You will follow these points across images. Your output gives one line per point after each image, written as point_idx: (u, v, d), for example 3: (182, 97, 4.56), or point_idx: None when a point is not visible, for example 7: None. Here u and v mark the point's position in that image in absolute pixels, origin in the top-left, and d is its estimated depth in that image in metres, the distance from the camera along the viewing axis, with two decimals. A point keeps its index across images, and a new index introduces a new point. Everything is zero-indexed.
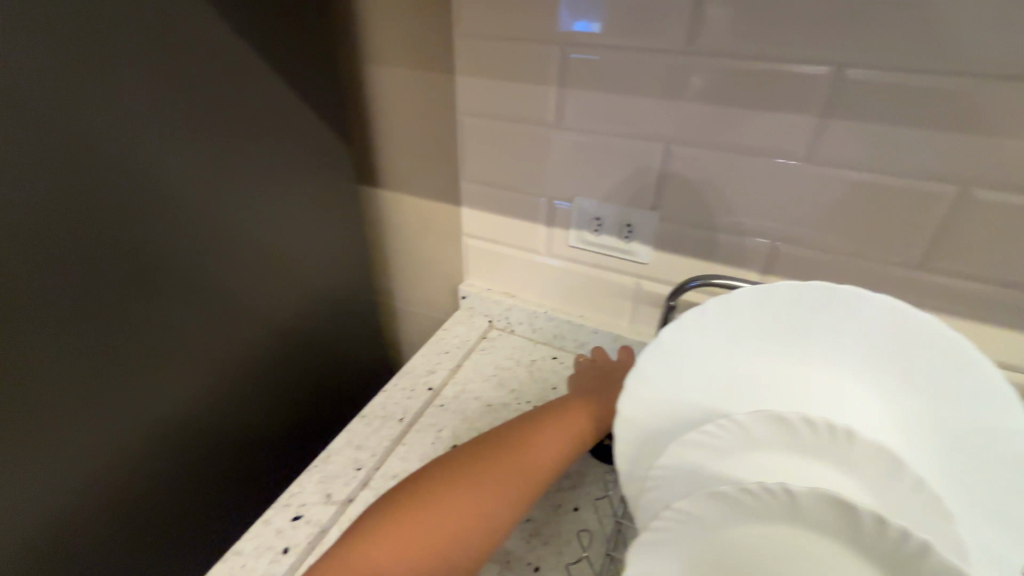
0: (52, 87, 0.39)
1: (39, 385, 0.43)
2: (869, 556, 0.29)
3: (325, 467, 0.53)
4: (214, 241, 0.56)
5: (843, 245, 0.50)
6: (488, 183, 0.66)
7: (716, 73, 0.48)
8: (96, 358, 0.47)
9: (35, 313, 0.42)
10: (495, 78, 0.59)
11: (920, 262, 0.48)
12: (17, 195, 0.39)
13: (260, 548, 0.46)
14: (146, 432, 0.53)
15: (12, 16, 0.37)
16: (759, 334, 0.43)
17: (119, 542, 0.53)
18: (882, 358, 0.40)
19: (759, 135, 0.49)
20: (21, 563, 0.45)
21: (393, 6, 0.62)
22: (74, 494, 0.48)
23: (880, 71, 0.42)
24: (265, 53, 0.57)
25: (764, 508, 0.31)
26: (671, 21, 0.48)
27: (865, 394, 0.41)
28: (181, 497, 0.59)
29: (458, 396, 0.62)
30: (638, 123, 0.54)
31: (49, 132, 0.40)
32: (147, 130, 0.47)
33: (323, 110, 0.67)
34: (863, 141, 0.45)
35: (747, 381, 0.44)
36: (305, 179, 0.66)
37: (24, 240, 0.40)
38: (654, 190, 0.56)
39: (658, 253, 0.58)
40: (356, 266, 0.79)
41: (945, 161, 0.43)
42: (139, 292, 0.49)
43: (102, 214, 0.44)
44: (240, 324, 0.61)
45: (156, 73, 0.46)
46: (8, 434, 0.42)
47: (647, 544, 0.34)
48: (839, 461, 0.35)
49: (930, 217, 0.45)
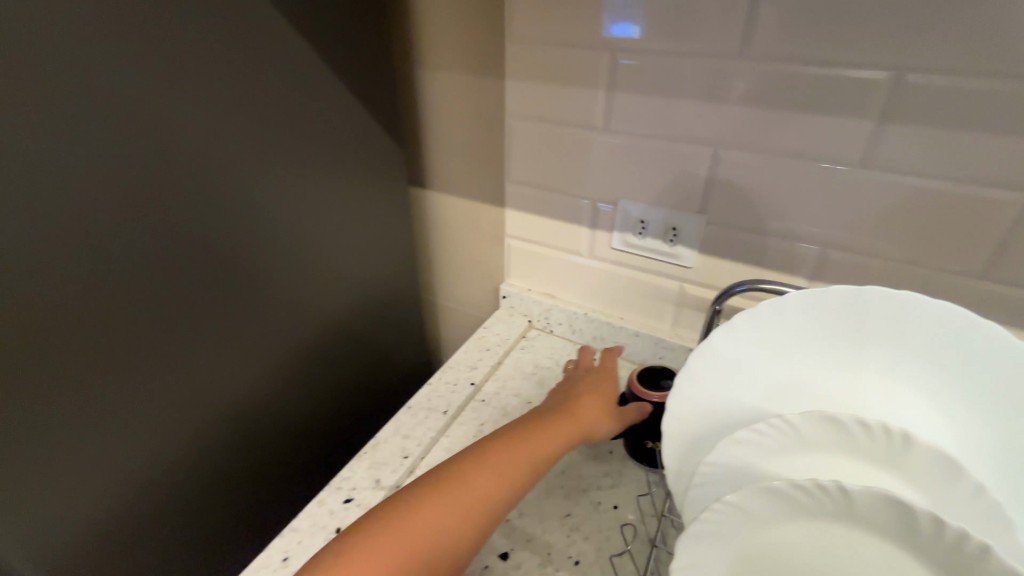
0: (233, 129, 0.56)
1: (196, 341, 0.58)
2: (929, 558, 0.26)
3: (375, 456, 0.63)
4: (281, 233, 0.65)
5: (900, 253, 0.55)
6: (537, 187, 0.76)
7: (763, 75, 0.54)
8: (230, 325, 0.61)
9: (177, 286, 0.54)
10: (549, 88, 0.67)
11: (981, 272, 0.52)
12: (187, 201, 0.53)
13: (315, 526, 0.55)
14: (247, 394, 0.66)
15: (219, 67, 0.53)
16: (808, 339, 0.42)
17: (224, 482, 0.66)
18: (936, 363, 0.38)
19: (809, 140, 0.54)
20: (154, 488, 0.58)
21: (451, 21, 0.72)
22: (202, 435, 0.62)
23: (937, 74, 0.47)
24: (370, 79, 0.73)
25: (816, 507, 0.28)
26: (726, 22, 0.53)
27: (915, 403, 0.39)
28: (267, 457, 0.72)
29: (497, 394, 0.72)
30: (684, 127, 0.60)
31: (214, 165, 0.55)
32: (287, 156, 0.63)
33: (382, 111, 0.77)
34: (921, 148, 0.50)
35: (795, 387, 0.42)
36: (381, 177, 0.80)
37: (178, 232, 0.53)
38: (700, 195, 0.63)
39: (701, 257, 0.66)
40: (398, 260, 0.89)
41: (1003, 168, 0.47)
42: (217, 270, 0.58)
43: (196, 210, 0.54)
44: (326, 310, 0.75)
45: (305, 108, 0.64)
46: (173, 377, 0.57)
47: (697, 536, 0.30)
48: (895, 467, 0.31)
49: (997, 222, 0.49)
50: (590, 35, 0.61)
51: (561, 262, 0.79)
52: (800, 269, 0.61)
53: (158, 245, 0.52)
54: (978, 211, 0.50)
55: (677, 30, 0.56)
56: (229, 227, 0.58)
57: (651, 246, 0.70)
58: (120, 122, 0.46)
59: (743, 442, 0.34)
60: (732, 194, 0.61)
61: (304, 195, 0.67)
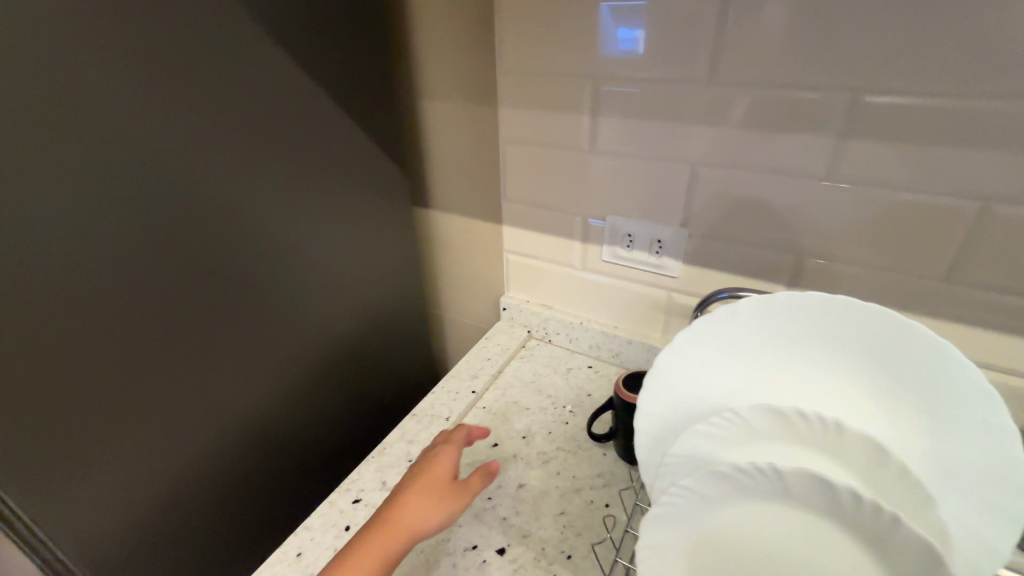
0: (255, 159, 0.61)
1: (224, 351, 0.63)
2: (854, 530, 0.30)
3: (382, 459, 0.67)
4: (299, 249, 0.71)
5: (869, 260, 0.58)
6: (532, 204, 0.81)
7: (734, 97, 0.58)
8: (252, 336, 0.66)
9: (207, 298, 0.60)
10: (541, 113, 0.72)
11: (946, 277, 0.55)
12: (217, 222, 0.59)
13: (326, 524, 0.59)
14: (269, 399, 0.71)
15: (242, 107, 0.59)
16: (765, 341, 0.45)
17: (250, 483, 0.71)
18: (880, 363, 0.41)
19: (780, 156, 0.58)
20: (188, 488, 0.63)
21: (446, 55, 0.78)
22: (230, 438, 0.67)
23: (893, 95, 0.50)
24: (378, 111, 0.80)
25: (757, 487, 0.32)
26: (698, 51, 0.58)
27: (863, 398, 0.42)
28: (289, 457, 0.77)
29: (497, 400, 0.77)
30: (665, 146, 0.65)
31: (241, 190, 0.60)
32: (303, 181, 0.69)
33: (389, 139, 0.83)
34: (881, 163, 0.53)
35: (754, 383, 0.46)
36: (389, 199, 0.86)
37: (207, 249, 0.58)
38: (681, 208, 0.67)
39: (686, 267, 0.70)
40: (407, 274, 0.95)
41: (958, 180, 0.50)
42: (241, 286, 0.63)
43: (223, 233, 0.59)
44: (341, 320, 0.81)
45: (319, 139, 0.70)
46: (203, 385, 0.62)
47: (658, 518, 0.35)
48: (831, 453, 0.35)
49: (956, 231, 0.52)
50: (576, 63, 0.66)
51: (558, 275, 0.84)
52: (777, 276, 0.65)
53: (190, 263, 0.57)
54: (939, 221, 0.53)
55: (658, 54, 0.60)
56: (250, 249, 0.64)
57: (639, 257, 0.74)
58: (159, 158, 0.52)
59: (701, 434, 0.38)
60: (711, 207, 0.65)
61: (315, 218, 0.72)
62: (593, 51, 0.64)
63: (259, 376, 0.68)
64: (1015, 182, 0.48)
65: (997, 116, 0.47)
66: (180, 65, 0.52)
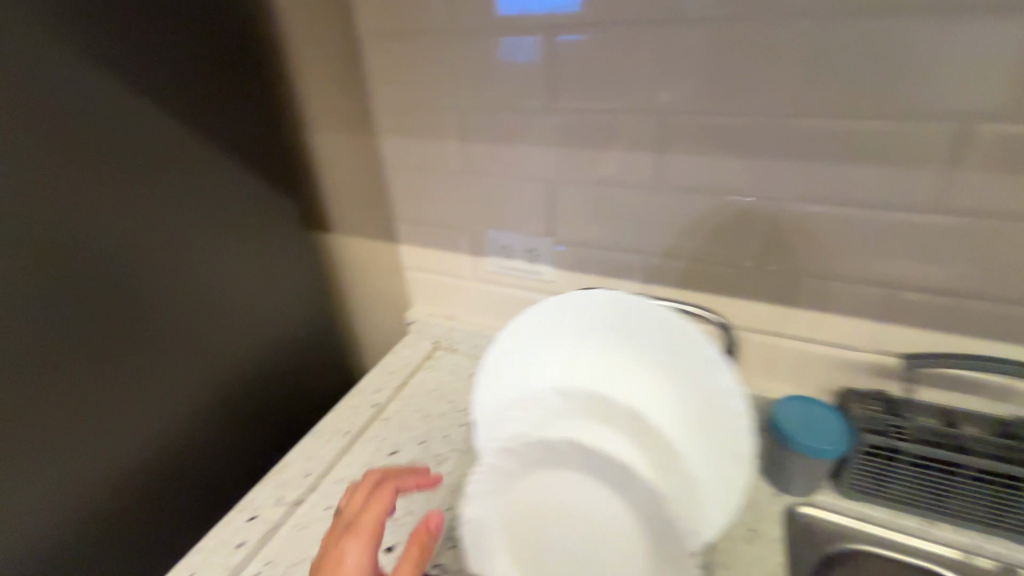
0: (112, 185, 0.85)
1: (83, 367, 0.83)
2: (608, 473, 0.77)
3: (281, 479, 0.93)
4: (181, 281, 0.99)
5: (677, 265, 1.01)
6: (433, 224, 1.20)
7: (597, 113, 0.92)
8: (83, 347, 0.83)
9: (104, 368, 0.86)
10: (412, 133, 1.10)
11: (761, 269, 0.95)
12: (74, 252, 0.80)
13: (223, 544, 0.83)
14: (172, 434, 1.00)
15: (111, 144, 0.84)
16: (575, 331, 0.90)
17: (140, 511, 0.95)
18: (628, 333, 0.87)
19: (540, 141, 1.00)
20: (111, 527, 0.91)
21: (330, 85, 1.15)
22: (115, 475, 0.90)
23: (674, 100, 0.86)
24: (263, 117, 1.13)
25: (554, 454, 0.79)
26: (559, 79, 0.92)
27: (625, 360, 0.89)
28: (198, 470, 1.07)
29: (389, 418, 1.05)
30: (547, 178, 1.03)
31: (98, 250, 0.83)
32: (193, 187, 0.99)
33: (276, 178, 1.18)
34: (683, 165, 0.91)
35: (568, 370, 0.92)
36: (253, 234, 1.14)
37: (94, 291, 0.84)
38: (553, 224, 1.07)
39: (562, 271, 1.11)
40: (304, 293, 1.31)
41: (741, 170, 0.87)
42: (137, 321, 0.92)
43: (127, 270, 0.89)
44: (243, 316, 1.14)
45: (171, 153, 0.94)
46: (94, 433, 0.86)
47: (478, 496, 0.77)
48: (611, 421, 0.87)
49: (747, 225, 0.91)
50: (473, 45, 0.95)
51: (482, 285, 1.20)
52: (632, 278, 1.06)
53: (80, 303, 0.82)
54: (728, 224, 0.93)
55: (519, 54, 0.92)
56: (118, 283, 0.87)
57: (523, 263, 1.13)
58: (50, 209, 0.77)
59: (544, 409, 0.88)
60: (569, 215, 1.04)
61: (133, 224, 0.89)
62: (492, 45, 0.94)
63: (145, 415, 0.95)
64: (810, 150, 0.82)
65: (796, 76, 0.78)
66: (50, 124, 0.76)
